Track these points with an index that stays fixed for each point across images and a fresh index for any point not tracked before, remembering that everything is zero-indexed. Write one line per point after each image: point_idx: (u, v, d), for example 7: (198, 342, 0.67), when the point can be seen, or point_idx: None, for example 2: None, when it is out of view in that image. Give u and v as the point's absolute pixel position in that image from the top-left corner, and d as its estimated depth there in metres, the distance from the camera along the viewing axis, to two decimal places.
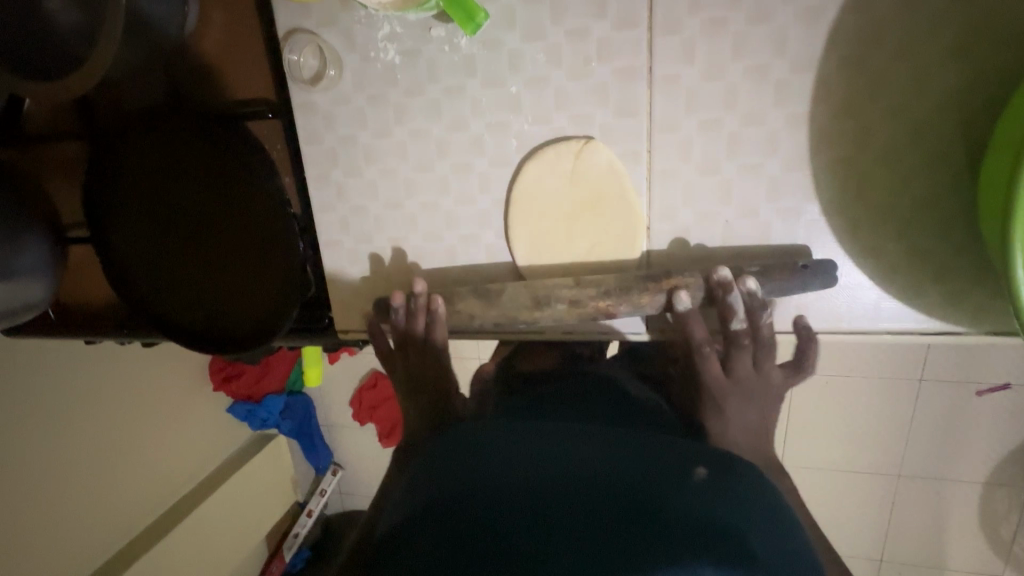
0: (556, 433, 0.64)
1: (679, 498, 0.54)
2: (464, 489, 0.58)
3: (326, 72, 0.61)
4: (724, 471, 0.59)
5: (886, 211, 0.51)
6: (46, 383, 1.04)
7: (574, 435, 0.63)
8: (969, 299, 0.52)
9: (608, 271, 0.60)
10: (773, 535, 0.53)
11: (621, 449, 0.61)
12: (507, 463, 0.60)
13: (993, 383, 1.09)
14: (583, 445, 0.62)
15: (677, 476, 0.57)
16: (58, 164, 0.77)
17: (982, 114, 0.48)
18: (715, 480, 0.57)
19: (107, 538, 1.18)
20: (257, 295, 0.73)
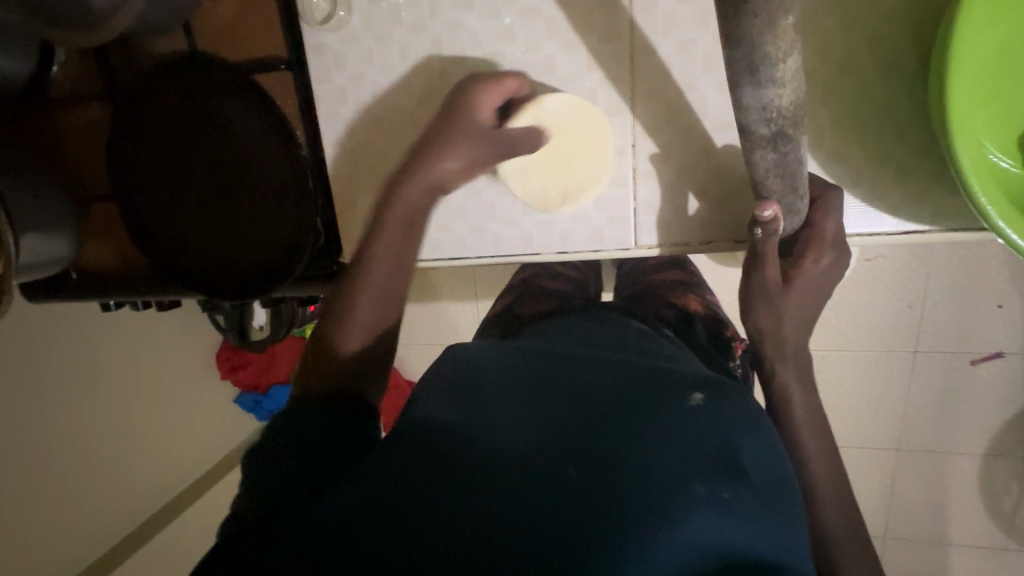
0: (550, 368, 0.59)
1: (677, 416, 0.51)
2: (455, 422, 0.52)
3: (336, 13, 0.69)
4: (721, 394, 0.55)
5: (850, 116, 0.56)
6: (66, 357, 1.13)
7: (569, 368, 0.59)
8: (930, 198, 0.57)
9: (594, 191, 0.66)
10: (768, 456, 0.52)
11: (617, 375, 0.57)
12: (500, 399, 0.55)
13: (986, 353, 1.13)
14: (579, 374, 0.58)
15: (674, 395, 0.54)
16: (85, 124, 0.84)
17: (931, 23, 0.52)
18: (715, 401, 0.54)
19: (131, 501, 1.28)
20: (270, 244, 0.81)
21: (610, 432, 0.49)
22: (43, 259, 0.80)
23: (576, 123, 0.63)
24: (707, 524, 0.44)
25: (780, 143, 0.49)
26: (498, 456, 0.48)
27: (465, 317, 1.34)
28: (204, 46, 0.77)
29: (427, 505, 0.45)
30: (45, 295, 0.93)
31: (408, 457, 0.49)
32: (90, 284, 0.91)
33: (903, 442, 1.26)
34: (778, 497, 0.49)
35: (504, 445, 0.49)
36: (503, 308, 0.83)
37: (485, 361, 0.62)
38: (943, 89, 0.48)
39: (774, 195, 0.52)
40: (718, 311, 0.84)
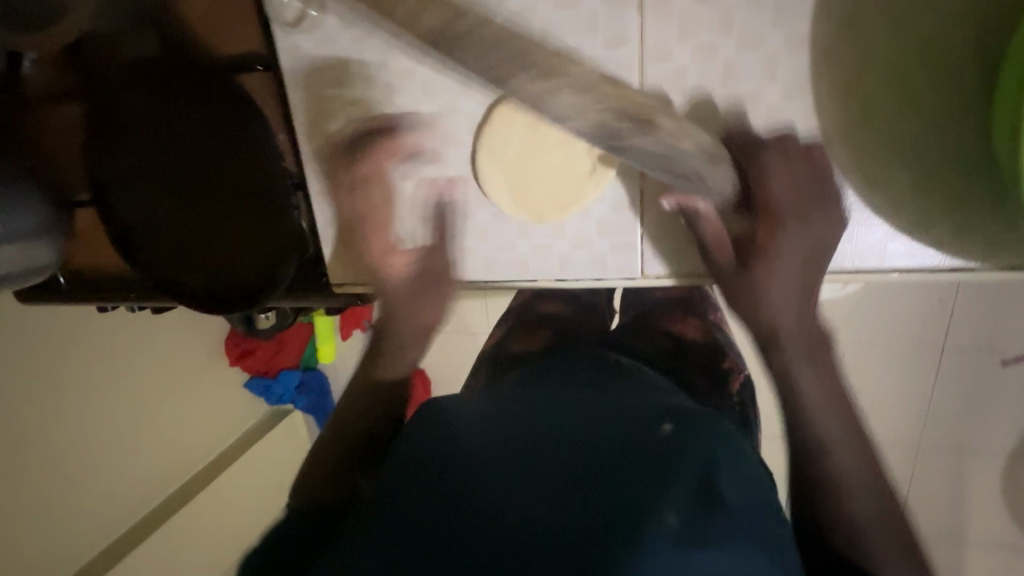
0: (530, 405, 0.61)
1: (646, 451, 0.53)
2: (435, 471, 0.55)
3: (309, 13, 0.63)
4: (689, 424, 0.56)
5: (887, 140, 0.51)
6: (68, 356, 1.18)
7: (547, 403, 0.60)
8: (984, 229, 0.52)
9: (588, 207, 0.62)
10: (744, 483, 0.53)
11: (592, 408, 0.59)
12: (477, 439, 0.57)
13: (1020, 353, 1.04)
14: (554, 410, 0.59)
15: (644, 429, 0.55)
16: (62, 125, 0.80)
17: (991, 33, 0.47)
18: (685, 431, 0.55)
19: (138, 491, 1.34)
20: (255, 256, 0.77)
21: (583, 477, 0.51)
22: (27, 270, 0.78)
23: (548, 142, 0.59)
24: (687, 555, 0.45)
25: (620, 146, 0.52)
26: (475, 515, 0.50)
27: (475, 313, 1.30)
28: (179, 39, 0.71)
29: (407, 554, 0.48)
30: (37, 298, 0.92)
31: (390, 517, 0.52)
32: (83, 289, 0.90)
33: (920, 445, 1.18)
34: (753, 523, 0.50)
35: (480, 501, 0.51)
36: (495, 344, 0.83)
37: (466, 407, 0.63)
38: (1008, 108, 0.42)
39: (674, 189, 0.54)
40: (719, 337, 0.83)
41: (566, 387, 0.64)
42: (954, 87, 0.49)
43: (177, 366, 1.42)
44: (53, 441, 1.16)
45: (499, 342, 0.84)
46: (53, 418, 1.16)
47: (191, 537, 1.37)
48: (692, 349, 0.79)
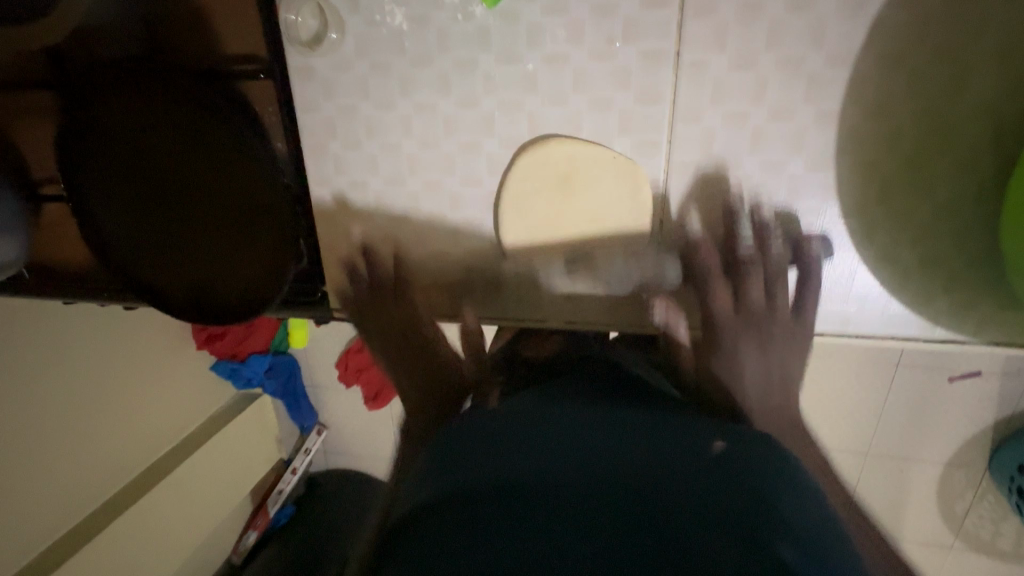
0: (572, 430, 0.49)
1: (691, 477, 0.43)
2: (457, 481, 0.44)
3: (327, 34, 0.60)
4: (746, 442, 0.47)
5: (900, 220, 0.53)
6: (24, 346, 1.10)
7: (590, 427, 0.49)
8: (976, 309, 0.55)
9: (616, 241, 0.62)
10: (823, 525, 0.40)
11: (646, 441, 0.48)
12: (505, 464, 0.45)
13: (966, 371, 1.06)
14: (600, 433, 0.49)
15: (692, 446, 0.47)
16: (28, 111, 0.73)
17: (1011, 132, 0.49)
18: (742, 451, 0.46)
19: (102, 485, 1.28)
20: (247, 268, 0.74)
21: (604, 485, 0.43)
22: None
23: (573, 158, 0.59)
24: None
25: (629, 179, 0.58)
26: (506, 495, 0.42)
27: None
28: (165, 40, 0.66)
29: None
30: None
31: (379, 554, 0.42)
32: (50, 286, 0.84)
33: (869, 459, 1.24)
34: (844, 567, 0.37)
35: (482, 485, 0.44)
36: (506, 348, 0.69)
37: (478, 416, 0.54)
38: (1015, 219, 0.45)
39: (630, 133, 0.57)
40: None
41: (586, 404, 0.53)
42: (966, 179, 0.51)
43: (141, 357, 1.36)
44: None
45: (510, 344, 0.70)
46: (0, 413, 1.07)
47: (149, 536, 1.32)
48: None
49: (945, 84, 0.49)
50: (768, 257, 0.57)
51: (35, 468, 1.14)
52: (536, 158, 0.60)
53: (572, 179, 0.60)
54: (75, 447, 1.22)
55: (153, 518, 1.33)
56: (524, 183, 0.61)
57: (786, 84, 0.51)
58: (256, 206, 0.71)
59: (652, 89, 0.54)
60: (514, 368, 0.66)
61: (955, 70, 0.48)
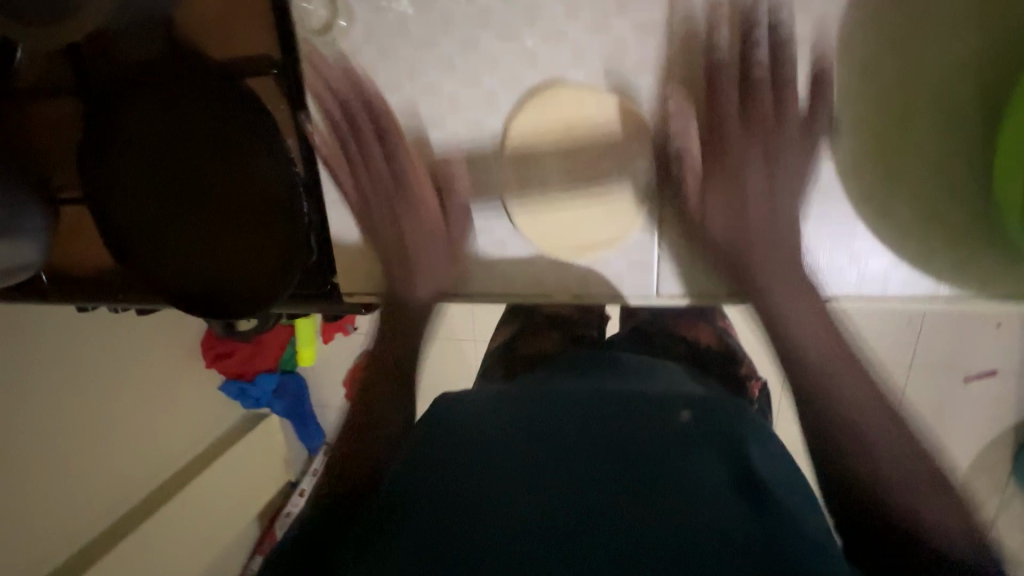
0: (558, 427, 0.57)
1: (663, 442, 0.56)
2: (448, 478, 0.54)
3: (337, 23, 0.64)
4: (711, 414, 0.59)
5: (895, 176, 0.55)
6: (42, 356, 1.13)
7: (575, 429, 0.57)
8: (979, 263, 0.55)
9: (628, 212, 0.61)
10: (779, 467, 0.56)
11: (622, 428, 0.57)
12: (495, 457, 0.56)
13: (982, 370, 1.17)
14: (584, 427, 0.57)
15: (667, 417, 0.58)
16: (53, 121, 0.77)
17: (995, 84, 0.51)
18: (701, 420, 0.58)
19: (114, 498, 1.30)
20: (258, 262, 0.75)
21: (614, 474, 0.54)
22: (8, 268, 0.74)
23: (576, 117, 0.59)
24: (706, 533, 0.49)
25: (630, 151, 0.59)
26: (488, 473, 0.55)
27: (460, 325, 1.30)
28: (185, 45, 0.70)
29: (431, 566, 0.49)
30: (11, 297, 0.87)
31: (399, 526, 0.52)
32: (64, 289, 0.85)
33: None
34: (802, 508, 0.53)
35: (500, 493, 0.54)
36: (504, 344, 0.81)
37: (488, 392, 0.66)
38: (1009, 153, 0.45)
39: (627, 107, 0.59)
40: (730, 345, 0.83)
41: (579, 380, 0.63)
42: (957, 132, 0.52)
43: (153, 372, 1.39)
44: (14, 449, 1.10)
45: (512, 342, 0.80)
46: (16, 423, 1.10)
47: (160, 549, 1.32)
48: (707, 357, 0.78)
49: (928, 39, 0.51)
50: (768, 227, 0.58)
51: (48, 477, 1.16)
52: (533, 118, 0.60)
53: (579, 131, 0.59)
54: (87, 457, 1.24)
55: (164, 530, 1.33)
56: (535, 136, 0.61)
57: (777, 47, 0.53)
58: (269, 200, 0.73)
59: (645, 61, 0.57)
60: (514, 366, 0.76)
61: (934, 28, 0.50)
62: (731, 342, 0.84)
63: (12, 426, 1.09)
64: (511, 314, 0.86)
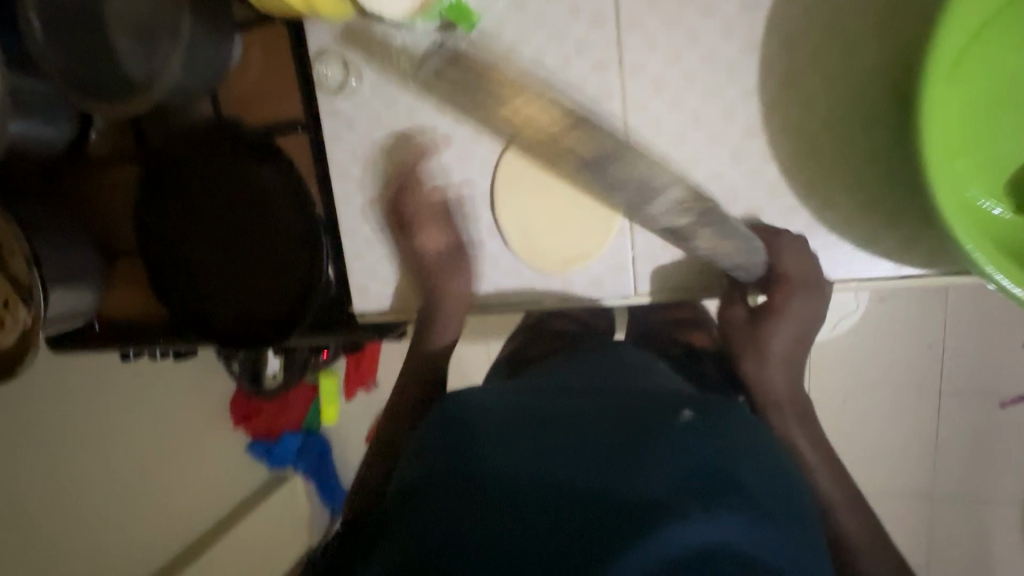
0: (559, 407, 0.58)
1: (668, 432, 0.53)
2: (455, 452, 0.54)
3: (349, 82, 0.76)
4: (711, 413, 0.57)
5: (835, 167, 0.61)
6: (85, 413, 1.27)
7: (574, 411, 0.57)
8: (923, 240, 0.61)
9: (595, 221, 0.71)
10: (760, 472, 0.53)
11: (619, 410, 0.57)
12: (500, 433, 0.55)
13: (1016, 396, 1.15)
14: (583, 404, 0.58)
15: (662, 414, 0.56)
16: (111, 185, 0.91)
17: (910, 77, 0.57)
18: (703, 416, 0.56)
19: (146, 548, 1.39)
20: (282, 294, 0.84)
21: (603, 456, 0.50)
22: (66, 314, 0.85)
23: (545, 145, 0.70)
24: (699, 532, 0.43)
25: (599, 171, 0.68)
26: (481, 450, 0.53)
27: None
28: (226, 112, 0.83)
29: (421, 536, 0.47)
30: (59, 345, 0.96)
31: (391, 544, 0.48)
32: (109, 334, 0.94)
33: (946, 498, 1.25)
34: (787, 524, 0.50)
35: (508, 454, 0.52)
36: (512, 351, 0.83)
37: (493, 390, 0.65)
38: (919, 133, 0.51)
39: (590, 130, 0.68)
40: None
41: (579, 376, 0.65)
42: (879, 127, 0.59)
43: (187, 426, 1.48)
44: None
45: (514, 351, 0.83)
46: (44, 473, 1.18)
47: None
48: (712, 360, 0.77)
49: (843, 48, 0.58)
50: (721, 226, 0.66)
51: (66, 524, 1.24)
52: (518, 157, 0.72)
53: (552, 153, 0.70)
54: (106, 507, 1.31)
55: None
56: (520, 165, 0.72)
57: (713, 68, 0.62)
58: (293, 239, 0.83)
59: (603, 90, 0.66)
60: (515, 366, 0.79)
61: (848, 36, 0.58)
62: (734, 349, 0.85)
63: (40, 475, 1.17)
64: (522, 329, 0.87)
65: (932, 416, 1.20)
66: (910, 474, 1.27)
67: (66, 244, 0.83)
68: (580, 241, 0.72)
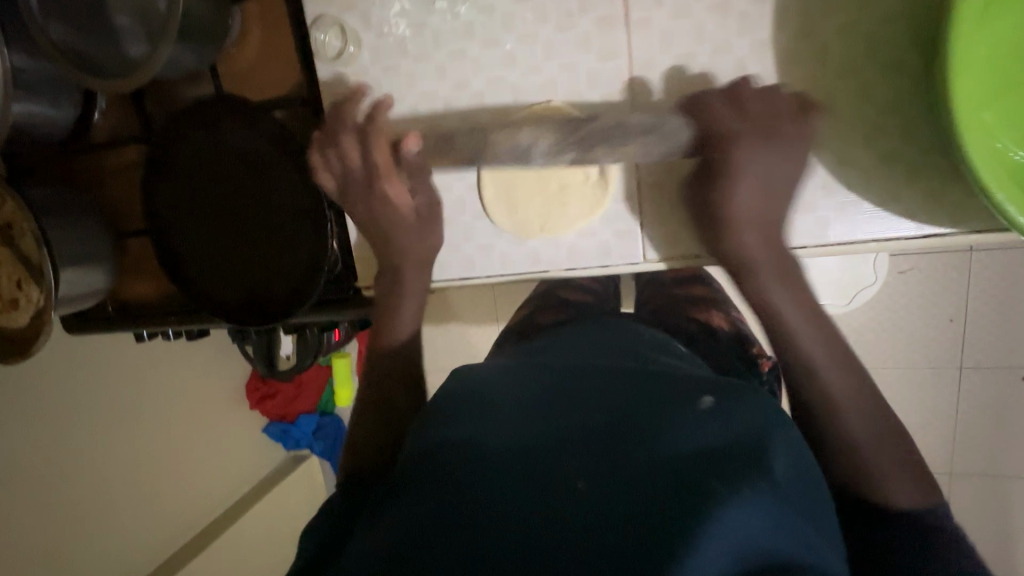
0: (574, 388, 0.56)
1: (692, 415, 0.50)
2: (466, 432, 0.52)
3: (347, 49, 0.74)
4: (736, 394, 0.54)
5: (852, 122, 0.59)
6: (105, 395, 1.30)
7: (590, 394, 0.55)
8: (949, 197, 0.58)
9: (596, 189, 0.69)
10: (788, 453, 0.50)
11: (638, 392, 0.54)
12: (516, 415, 0.53)
13: None
14: (598, 386, 0.56)
15: (687, 398, 0.53)
16: (119, 165, 0.91)
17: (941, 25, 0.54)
18: (730, 399, 0.53)
19: (172, 526, 1.44)
20: (289, 270, 0.84)
21: (623, 443, 0.49)
22: (81, 293, 0.86)
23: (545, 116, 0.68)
24: (727, 519, 0.42)
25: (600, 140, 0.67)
26: (494, 433, 0.52)
27: (483, 334, 1.36)
28: (227, 87, 0.82)
29: (435, 521, 0.46)
30: (75, 326, 0.98)
31: (399, 506, 0.48)
32: (122, 315, 0.95)
33: (956, 466, 1.27)
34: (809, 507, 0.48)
35: (523, 438, 0.51)
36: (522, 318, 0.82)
37: (504, 369, 0.63)
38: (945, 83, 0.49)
39: (593, 94, 0.66)
40: (743, 329, 0.84)
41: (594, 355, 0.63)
42: (900, 74, 0.56)
43: (205, 406, 1.53)
44: (60, 472, 1.22)
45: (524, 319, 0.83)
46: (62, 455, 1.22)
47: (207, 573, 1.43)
48: (715, 333, 0.80)
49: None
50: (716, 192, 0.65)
51: (87, 503, 1.27)
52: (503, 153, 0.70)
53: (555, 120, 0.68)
54: (126, 485, 1.35)
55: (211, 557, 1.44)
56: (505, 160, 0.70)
57: (721, 22, 0.60)
58: (298, 216, 0.82)
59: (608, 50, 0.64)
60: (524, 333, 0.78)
61: None
62: (748, 329, 0.85)
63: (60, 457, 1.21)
64: (535, 299, 0.88)
65: (951, 386, 1.22)
66: (920, 442, 1.28)
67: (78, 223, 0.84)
68: (580, 210, 0.70)
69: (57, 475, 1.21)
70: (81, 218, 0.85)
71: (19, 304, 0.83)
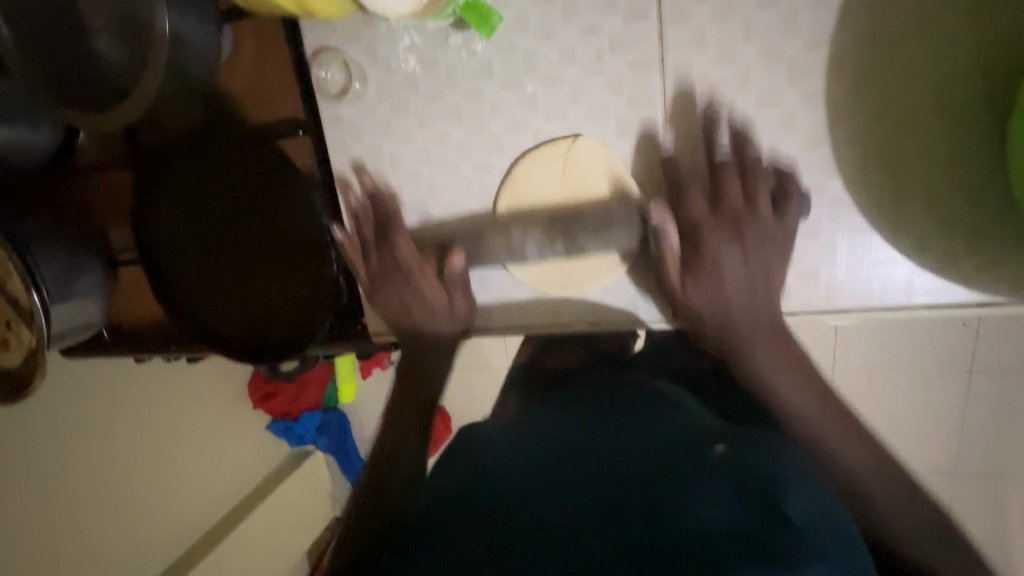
0: (571, 456, 0.52)
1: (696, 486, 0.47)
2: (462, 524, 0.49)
3: (353, 86, 0.69)
4: (746, 448, 0.50)
5: (900, 184, 0.56)
6: (95, 403, 1.20)
7: (589, 465, 0.51)
8: (1006, 266, 0.56)
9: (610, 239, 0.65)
10: (804, 503, 0.45)
11: (639, 458, 0.51)
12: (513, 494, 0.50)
13: None
14: (597, 452, 0.52)
15: (690, 460, 0.49)
16: (108, 189, 0.85)
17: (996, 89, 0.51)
18: (738, 453, 0.50)
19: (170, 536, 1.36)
20: (294, 305, 0.80)
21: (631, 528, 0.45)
22: (76, 328, 0.81)
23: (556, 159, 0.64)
24: None
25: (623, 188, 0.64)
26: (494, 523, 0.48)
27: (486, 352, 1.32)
28: (219, 113, 0.76)
29: None
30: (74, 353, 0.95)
31: None
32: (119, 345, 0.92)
33: None
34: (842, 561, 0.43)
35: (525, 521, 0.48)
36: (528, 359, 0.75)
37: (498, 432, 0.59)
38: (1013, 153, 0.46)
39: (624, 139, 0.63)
40: None
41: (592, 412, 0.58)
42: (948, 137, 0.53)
43: (204, 411, 1.45)
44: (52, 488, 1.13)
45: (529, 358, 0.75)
46: (63, 479, 1.15)
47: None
48: None
49: (912, 51, 0.52)
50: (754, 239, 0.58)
51: (82, 521, 1.19)
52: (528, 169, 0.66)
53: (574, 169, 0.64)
54: (124, 500, 1.27)
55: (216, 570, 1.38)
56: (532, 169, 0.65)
57: (762, 72, 0.56)
58: (301, 248, 0.78)
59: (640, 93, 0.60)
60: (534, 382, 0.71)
61: (921, 39, 0.52)
62: None
63: (59, 481, 1.14)
64: None
65: None
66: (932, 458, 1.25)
67: (67, 253, 0.79)
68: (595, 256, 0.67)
69: (51, 489, 1.13)
70: (71, 248, 0.80)
71: (11, 342, 0.79)
